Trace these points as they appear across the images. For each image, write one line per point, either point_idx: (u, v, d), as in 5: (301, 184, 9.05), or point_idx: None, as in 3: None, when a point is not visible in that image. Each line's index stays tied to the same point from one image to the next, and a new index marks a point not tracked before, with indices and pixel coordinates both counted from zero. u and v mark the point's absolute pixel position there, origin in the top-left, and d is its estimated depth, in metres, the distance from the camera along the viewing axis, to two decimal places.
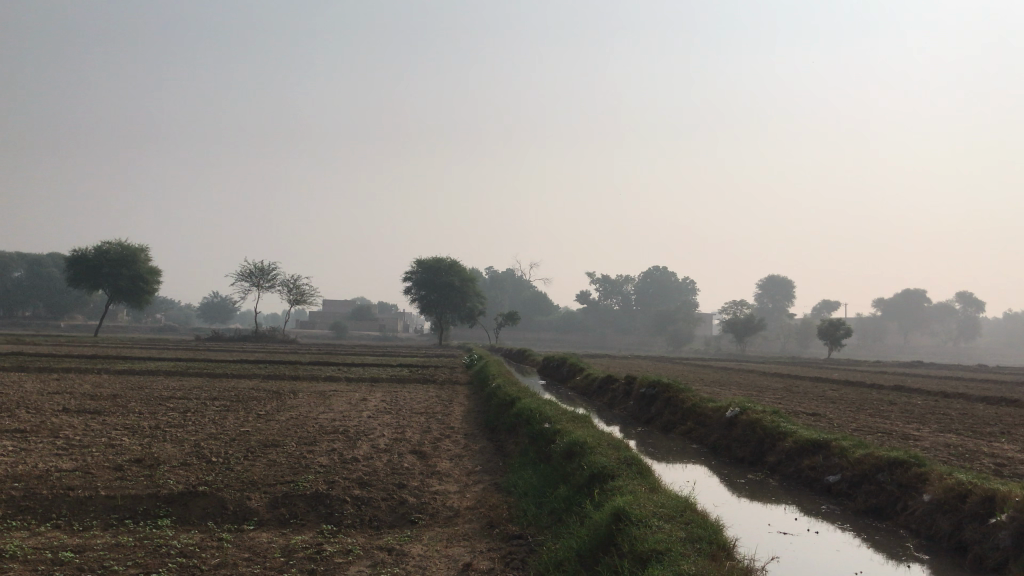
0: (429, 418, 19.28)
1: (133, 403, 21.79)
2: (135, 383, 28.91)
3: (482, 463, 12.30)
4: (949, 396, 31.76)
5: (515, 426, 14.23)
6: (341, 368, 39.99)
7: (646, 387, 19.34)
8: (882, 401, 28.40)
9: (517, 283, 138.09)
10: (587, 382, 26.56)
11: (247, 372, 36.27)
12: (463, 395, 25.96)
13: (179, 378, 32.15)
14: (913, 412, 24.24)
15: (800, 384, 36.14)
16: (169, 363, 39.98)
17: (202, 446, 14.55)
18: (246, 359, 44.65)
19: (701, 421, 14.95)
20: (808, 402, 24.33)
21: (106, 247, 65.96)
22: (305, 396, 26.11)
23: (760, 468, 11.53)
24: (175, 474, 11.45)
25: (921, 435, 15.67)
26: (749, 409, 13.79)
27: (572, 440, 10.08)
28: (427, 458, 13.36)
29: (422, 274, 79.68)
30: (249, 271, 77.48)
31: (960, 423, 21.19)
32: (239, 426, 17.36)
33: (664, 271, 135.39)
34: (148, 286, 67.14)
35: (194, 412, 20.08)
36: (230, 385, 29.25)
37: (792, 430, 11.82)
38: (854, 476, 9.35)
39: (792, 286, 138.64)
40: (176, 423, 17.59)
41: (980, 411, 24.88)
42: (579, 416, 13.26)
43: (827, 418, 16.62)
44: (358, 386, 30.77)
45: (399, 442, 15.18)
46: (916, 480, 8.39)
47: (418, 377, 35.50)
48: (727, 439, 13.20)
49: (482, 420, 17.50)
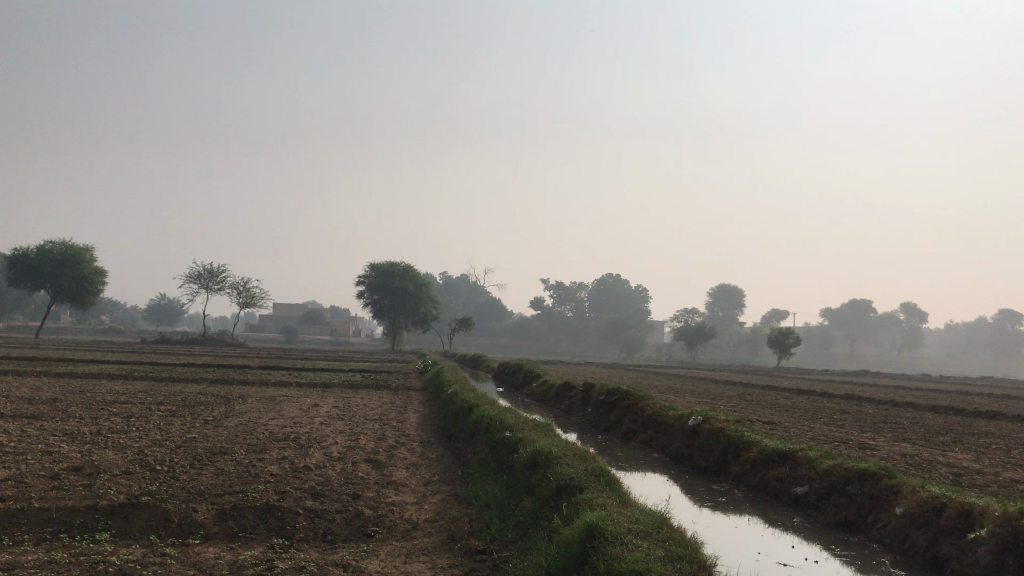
0: (384, 425, 18.86)
1: (73, 408, 20.88)
2: (75, 386, 27.92)
3: (440, 473, 11.92)
4: (899, 405, 32.21)
5: (474, 435, 13.87)
6: (292, 373, 39.19)
7: (604, 394, 19.11)
8: (834, 409, 28.67)
9: (471, 289, 137.63)
10: (543, 389, 26.29)
11: (194, 376, 35.27)
12: (417, 401, 25.47)
13: (124, 382, 31.06)
14: (867, 421, 24.40)
15: (753, 392, 36.31)
16: (113, 366, 38.69)
17: (147, 452, 13.93)
18: (193, 363, 43.53)
19: (662, 429, 14.76)
20: (763, 411, 24.33)
21: (49, 246, 63.95)
22: (255, 401, 25.36)
23: (724, 478, 11.36)
24: (115, 483, 10.85)
25: (878, 444, 15.70)
26: (712, 418, 13.61)
27: (535, 449, 9.76)
28: (383, 467, 12.93)
29: (376, 277, 78.85)
30: (198, 272, 75.89)
31: (912, 432, 21.38)
32: (185, 433, 16.71)
33: (617, 277, 136.10)
34: (93, 286, 65.29)
35: (138, 417, 19.31)
36: (177, 389, 28.34)
37: (756, 440, 11.65)
38: (822, 488, 9.20)
39: (741, 295, 140.37)
40: (119, 429, 16.89)
41: (931, 420, 25.17)
42: (539, 424, 12.94)
43: (785, 426, 16.58)
44: (310, 392, 30.02)
45: (352, 450, 14.71)
46: (888, 491, 8.25)
47: (370, 383, 34.92)
48: (689, 448, 13.01)
49: (438, 427, 17.10)
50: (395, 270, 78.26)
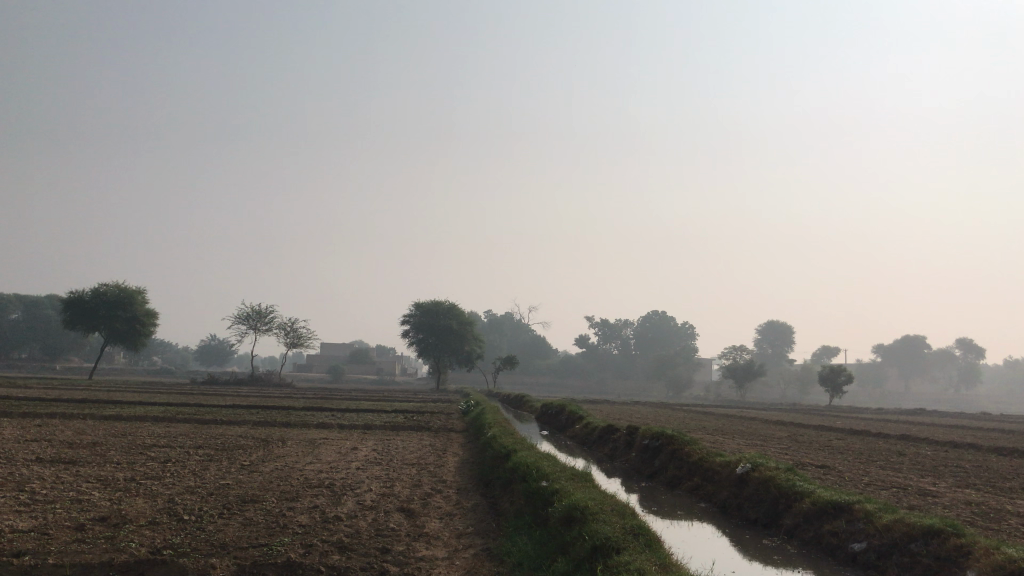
0: (420, 470, 18.39)
1: (112, 452, 20.72)
2: (118, 429, 27.85)
3: (474, 524, 11.41)
4: (958, 446, 30.81)
5: (511, 482, 13.33)
6: (335, 413, 38.92)
7: (648, 438, 18.44)
8: (890, 452, 27.44)
9: (516, 327, 137.19)
10: (585, 431, 25.62)
11: (237, 417, 35.11)
12: (457, 444, 24.95)
13: (168, 424, 31.03)
14: (926, 464, 23.20)
15: (804, 433, 35.04)
16: (160, 408, 38.84)
17: (177, 501, 13.62)
18: (236, 404, 43.50)
19: (709, 476, 14.08)
20: (814, 454, 23.29)
21: (103, 288, 65.11)
22: (294, 444, 25.01)
23: (775, 531, 10.66)
24: (138, 535, 10.54)
25: (939, 491, 14.82)
26: (761, 465, 12.89)
27: (571, 503, 9.20)
28: (416, 517, 12.40)
29: (421, 317, 78.91)
30: (246, 313, 76.69)
31: (973, 476, 20.29)
32: (219, 479, 16.42)
33: (663, 314, 134.64)
34: (145, 328, 66.26)
35: (175, 462, 19.10)
36: (216, 432, 28.21)
37: (808, 489, 10.94)
38: (883, 546, 8.47)
39: (790, 332, 137.85)
40: (152, 475, 16.65)
41: (995, 464, 23.87)
42: (578, 474, 12.36)
43: (839, 471, 15.77)
44: (350, 434, 29.60)
45: (386, 498, 14.26)
46: (958, 552, 7.52)
47: (412, 423, 34.49)
48: (738, 498, 12.32)
49: (476, 473, 16.57)
50: (439, 309, 78.40)
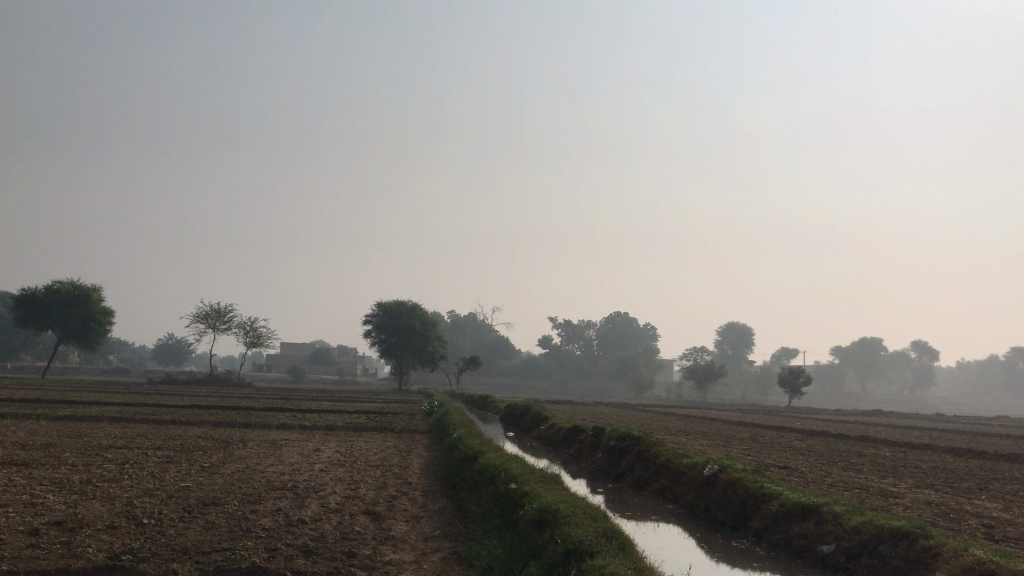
0: (386, 472, 18.18)
1: (66, 454, 20.20)
2: (73, 430, 27.17)
3: (441, 527, 11.28)
4: (915, 446, 31.33)
5: (478, 484, 13.23)
6: (296, 414, 38.44)
7: (614, 439, 18.44)
8: (850, 452, 27.79)
9: (479, 327, 137.01)
10: (551, 432, 25.61)
11: (196, 418, 34.54)
12: (421, 445, 24.76)
13: (124, 425, 30.40)
14: (885, 465, 23.53)
15: (766, 434, 35.37)
16: (116, 408, 38.04)
17: (136, 504, 13.28)
18: (195, 404, 42.74)
19: (676, 478, 14.10)
20: (777, 454, 23.50)
21: (57, 286, 63.69)
22: (255, 446, 24.63)
23: (744, 533, 10.66)
24: (95, 540, 10.24)
25: (900, 491, 14.99)
26: (728, 466, 12.92)
27: (542, 505, 9.13)
28: (382, 520, 12.23)
29: (383, 317, 78.37)
30: (205, 312, 75.57)
31: (932, 477, 20.59)
32: (179, 480, 16.09)
33: (625, 315, 135.35)
34: (101, 326, 64.93)
35: (132, 464, 18.67)
36: (175, 433, 27.70)
37: (776, 492, 10.97)
38: (853, 547, 8.50)
39: (750, 334, 139.42)
40: (110, 478, 16.23)
41: (952, 464, 24.28)
42: (547, 476, 12.29)
43: (802, 472, 15.90)
44: (313, 435, 29.23)
45: (351, 501, 14.06)
46: (927, 553, 7.57)
47: (375, 424, 34.19)
48: (705, 500, 12.33)
49: (442, 475, 16.43)
50: (402, 309, 77.96)
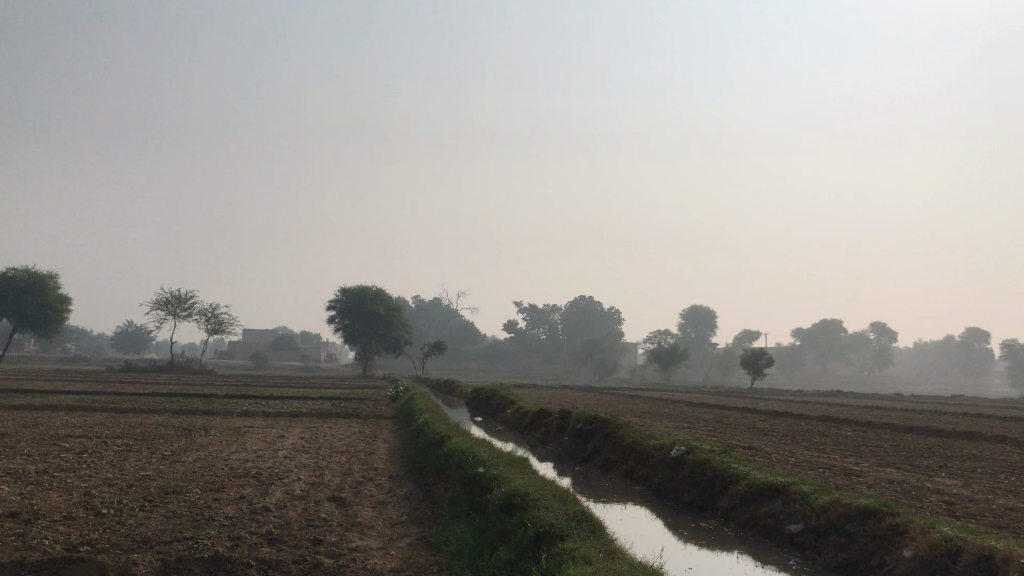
0: (351, 458, 17.99)
1: (23, 444, 19.72)
2: (29, 419, 26.57)
3: (408, 513, 11.16)
4: (875, 426, 31.79)
5: (445, 469, 13.10)
6: (259, 401, 37.96)
7: (581, 423, 18.42)
8: (813, 432, 28.09)
9: (444, 312, 136.70)
10: (517, 416, 25.51)
11: (156, 406, 33.90)
12: (387, 431, 24.56)
13: (83, 414, 29.74)
14: (848, 444, 23.82)
15: (730, 415, 35.67)
16: (74, 396, 37.24)
17: (94, 494, 12.98)
18: (156, 392, 42.03)
19: (643, 460, 14.10)
20: (741, 436, 23.67)
21: (12, 273, 62.23)
22: (217, 433, 24.23)
23: (712, 514, 10.68)
24: (51, 532, 9.96)
25: (863, 470, 15.16)
26: (695, 448, 12.93)
27: (511, 489, 9.02)
28: (348, 506, 12.06)
29: (347, 302, 77.74)
30: (166, 299, 74.43)
31: (894, 456, 20.86)
32: (140, 470, 15.74)
33: (590, 299, 135.83)
34: (57, 314, 63.61)
35: (91, 453, 18.26)
36: (136, 421, 27.25)
37: (744, 472, 10.99)
38: (820, 527, 8.52)
39: (714, 317, 140.70)
40: (68, 467, 15.85)
41: (913, 443, 24.63)
42: (516, 459, 12.18)
43: (767, 453, 15.99)
44: (277, 422, 28.87)
45: (316, 487, 13.88)
46: (894, 532, 7.59)
47: (341, 411, 33.84)
48: (673, 481, 12.34)
49: (409, 460, 16.29)
50: (366, 294, 77.37)
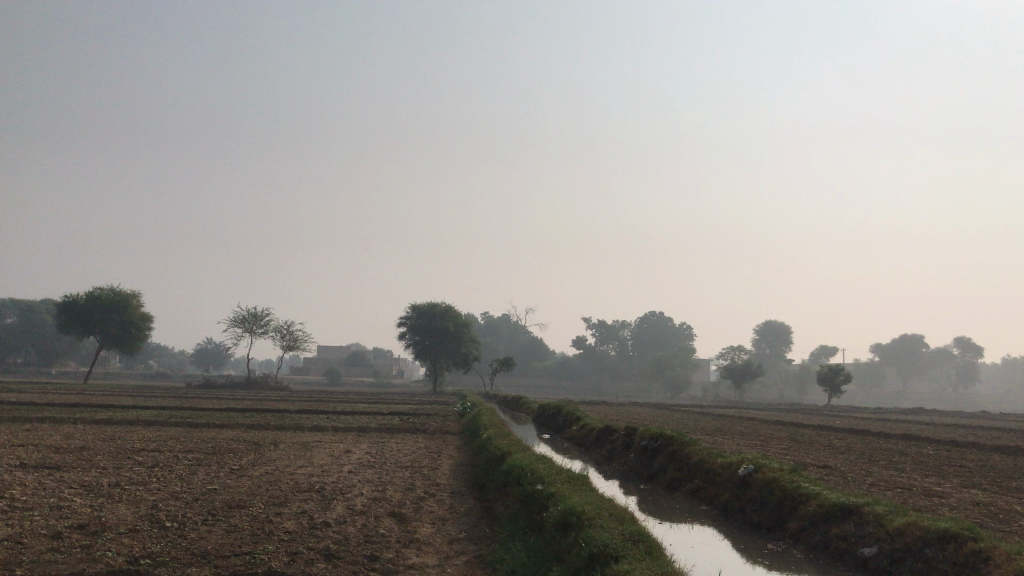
0: (415, 473, 17.94)
1: (98, 457, 20.23)
2: (108, 433, 27.36)
3: (467, 529, 11.01)
4: (959, 445, 30.47)
5: (506, 485, 12.94)
6: (329, 416, 38.42)
7: (647, 439, 18.03)
8: (891, 451, 27.00)
9: (513, 328, 136.76)
10: (583, 432, 25.20)
11: (230, 421, 34.58)
12: (452, 446, 24.50)
13: (159, 428, 30.50)
14: (929, 464, 22.80)
15: (804, 433, 34.59)
16: (153, 411, 38.26)
17: (161, 506, 13.17)
18: (231, 407, 42.92)
19: (709, 478, 13.70)
20: (815, 454, 22.88)
21: (98, 292, 64.49)
22: (286, 448, 24.53)
23: (780, 535, 10.24)
24: (115, 544, 10.11)
25: (943, 491, 14.44)
26: (764, 466, 12.46)
27: (567, 507, 8.80)
28: (407, 522, 11.96)
29: (417, 318, 78.37)
30: (243, 316, 76.18)
31: (978, 476, 19.85)
32: (207, 483, 16.01)
33: (660, 315, 134.10)
34: (140, 331, 65.62)
35: (162, 466, 18.66)
36: (209, 435, 27.80)
37: (814, 491, 10.52)
38: (895, 550, 8.04)
39: (789, 332, 137.49)
40: (139, 480, 16.17)
41: (1000, 463, 23.44)
42: (576, 477, 11.90)
43: (841, 472, 15.35)
44: (344, 437, 29.09)
45: (376, 502, 13.85)
46: (977, 557, 7.10)
47: (409, 426, 33.95)
48: (740, 501, 11.90)
49: (471, 476, 16.18)
50: (436, 311, 77.86)
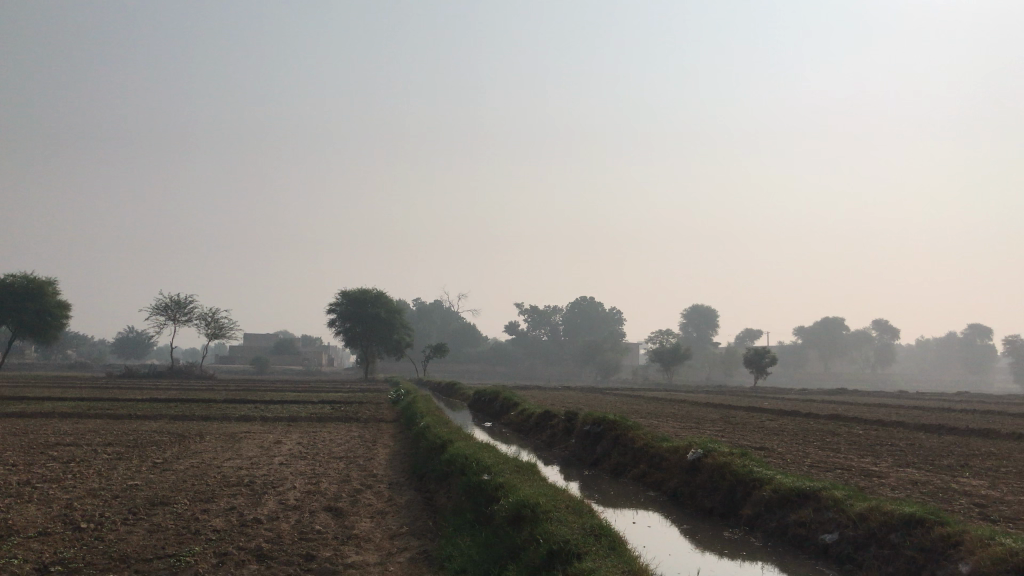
0: (350, 464, 17.24)
1: (9, 454, 18.93)
2: (21, 427, 25.83)
3: (408, 523, 10.45)
4: (887, 424, 30.97)
5: (447, 476, 12.41)
6: (259, 406, 37.22)
7: (589, 425, 17.64)
8: (824, 431, 27.30)
9: (445, 315, 135.90)
10: (521, 418, 24.83)
11: (153, 411, 33.13)
12: (388, 435, 23.80)
13: (76, 421, 28.97)
14: (862, 444, 23.02)
15: (736, 415, 34.79)
16: (71, 403, 36.43)
17: (77, 506, 12.26)
18: (154, 398, 41.16)
19: (656, 463, 13.37)
20: (752, 436, 22.87)
21: (10, 279, 61.50)
22: (213, 439, 23.46)
23: (735, 522, 9.95)
24: (23, 549, 9.23)
25: (883, 471, 14.47)
26: (713, 451, 12.16)
27: (519, 499, 8.33)
28: (344, 517, 11.34)
29: (347, 305, 76.93)
30: (165, 304, 73.68)
31: (912, 455, 20.08)
32: (128, 479, 15.06)
33: (592, 300, 134.78)
34: (57, 320, 62.87)
35: (79, 462, 17.55)
36: (131, 427, 26.43)
37: (767, 476, 10.26)
38: (858, 537, 7.78)
39: (716, 315, 139.98)
40: (52, 477, 15.10)
41: (929, 442, 23.81)
42: (523, 466, 11.44)
43: (782, 454, 15.29)
44: (274, 427, 28.04)
45: (311, 496, 13.14)
46: (946, 543, 6.84)
47: (341, 415, 33.05)
48: (689, 486, 11.61)
49: (409, 466, 15.56)
50: (367, 297, 76.57)
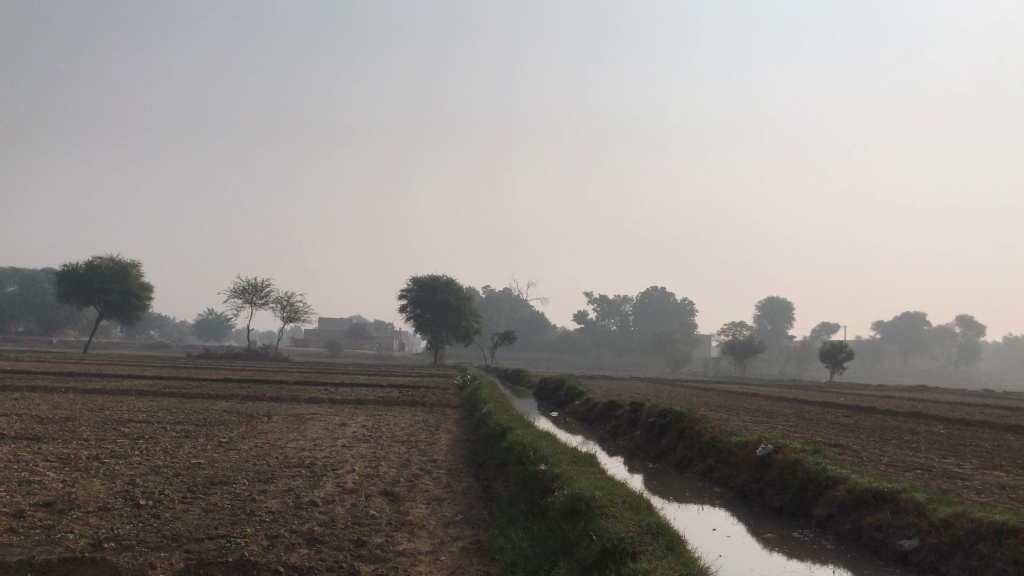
0: (410, 448, 17.08)
1: (82, 429, 19.35)
2: (97, 404, 26.54)
3: (463, 511, 10.20)
4: (970, 424, 29.50)
5: (505, 464, 12.11)
6: (327, 388, 37.63)
7: (654, 416, 17.13)
8: (902, 429, 26.16)
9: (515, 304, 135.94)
10: (587, 408, 24.40)
11: (224, 392, 33.71)
12: (451, 420, 23.69)
13: (151, 399, 29.65)
14: (942, 444, 21.96)
15: (810, 410, 33.66)
16: (147, 382, 37.43)
17: (139, 482, 12.39)
18: (227, 378, 42.08)
19: (723, 458, 12.85)
20: (825, 433, 21.97)
21: (97, 261, 63.52)
22: (280, 420, 23.66)
23: (805, 522, 9.42)
24: (81, 524, 9.29)
25: (965, 473, 13.65)
26: (784, 447, 11.57)
27: (574, 492, 7.95)
28: (400, 502, 11.15)
29: (418, 291, 77.34)
30: (242, 287, 75.29)
31: (996, 456, 19.03)
32: (191, 457, 15.17)
33: (663, 290, 132.91)
34: (140, 302, 64.73)
35: (148, 439, 17.82)
36: (202, 407, 26.87)
37: (840, 475, 9.69)
38: (941, 545, 7.21)
39: (790, 308, 136.72)
40: (119, 454, 15.33)
41: (1014, 445, 22.58)
42: (583, 457, 11.06)
43: (857, 451, 14.55)
44: (341, 410, 28.17)
45: (369, 479, 13.02)
46: None
47: (406, 399, 33.09)
48: (758, 483, 11.08)
49: (469, 452, 15.30)
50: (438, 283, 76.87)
